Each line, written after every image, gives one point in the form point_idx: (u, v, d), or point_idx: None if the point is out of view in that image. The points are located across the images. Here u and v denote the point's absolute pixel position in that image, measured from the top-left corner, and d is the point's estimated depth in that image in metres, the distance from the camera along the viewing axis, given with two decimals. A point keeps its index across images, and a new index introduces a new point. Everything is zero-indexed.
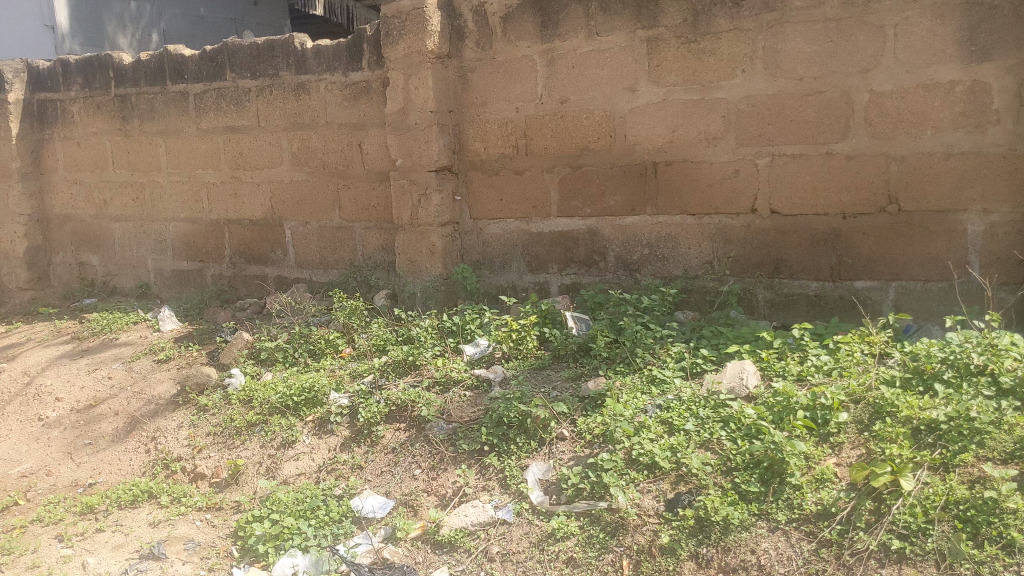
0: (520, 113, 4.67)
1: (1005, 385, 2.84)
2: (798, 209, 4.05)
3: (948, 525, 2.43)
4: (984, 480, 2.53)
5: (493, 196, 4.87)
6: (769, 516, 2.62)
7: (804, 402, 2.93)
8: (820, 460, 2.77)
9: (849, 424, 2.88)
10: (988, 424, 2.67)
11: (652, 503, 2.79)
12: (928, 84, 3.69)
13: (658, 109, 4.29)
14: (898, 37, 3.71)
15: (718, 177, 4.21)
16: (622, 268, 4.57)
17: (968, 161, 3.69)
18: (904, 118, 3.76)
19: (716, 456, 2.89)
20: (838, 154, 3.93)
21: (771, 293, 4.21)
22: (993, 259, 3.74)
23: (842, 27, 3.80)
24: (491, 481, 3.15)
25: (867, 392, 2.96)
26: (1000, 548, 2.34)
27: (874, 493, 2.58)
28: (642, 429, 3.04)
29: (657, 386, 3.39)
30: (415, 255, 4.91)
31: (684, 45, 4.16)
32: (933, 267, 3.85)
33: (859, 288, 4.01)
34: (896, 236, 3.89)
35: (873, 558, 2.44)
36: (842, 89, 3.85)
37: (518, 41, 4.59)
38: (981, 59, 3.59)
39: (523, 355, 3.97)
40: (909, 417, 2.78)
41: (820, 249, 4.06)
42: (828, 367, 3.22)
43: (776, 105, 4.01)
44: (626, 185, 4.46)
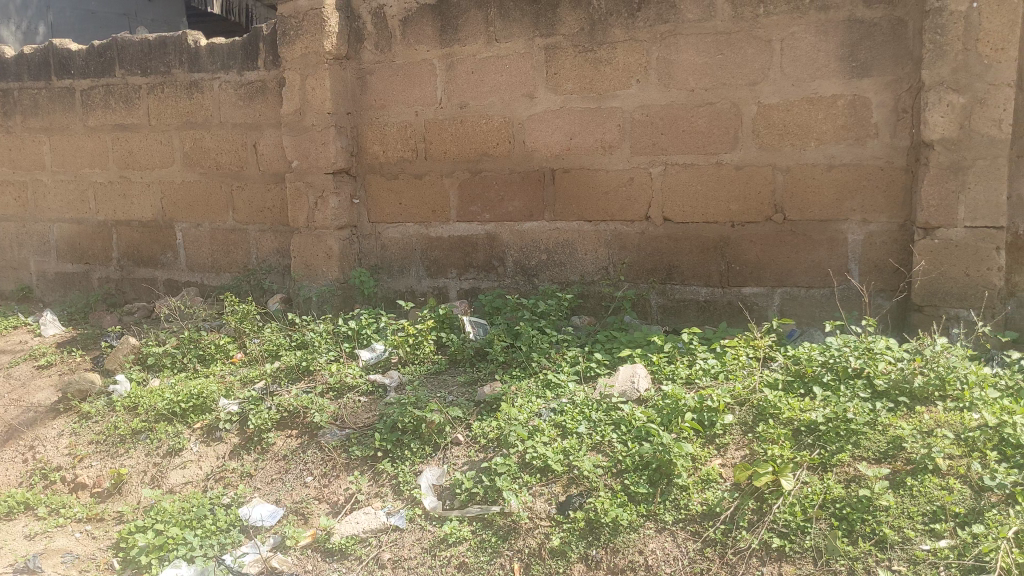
0: (418, 117, 4.65)
1: (879, 387, 2.97)
2: (690, 217, 4.16)
3: (825, 523, 2.52)
4: (859, 479, 2.63)
5: (391, 200, 4.84)
6: (656, 517, 2.68)
7: (691, 404, 2.99)
8: (706, 461, 2.84)
9: (733, 426, 2.96)
10: (864, 425, 2.78)
11: (544, 506, 2.81)
12: (812, 97, 3.83)
13: (555, 117, 4.34)
14: (784, 51, 3.83)
15: (614, 185, 4.28)
16: (520, 273, 4.60)
17: (849, 172, 3.83)
18: (790, 130, 3.89)
19: (607, 458, 2.93)
20: (728, 163, 4.04)
21: (664, 299, 4.30)
22: (872, 267, 3.88)
23: (731, 41, 3.91)
24: (384, 487, 3.13)
25: (751, 395, 3.05)
26: (874, 544, 2.44)
27: (756, 492, 2.65)
28: (535, 433, 3.05)
29: (552, 390, 3.42)
30: (311, 258, 4.84)
31: (580, 54, 4.21)
32: (816, 274, 3.99)
33: (747, 294, 4.14)
34: (782, 244, 4.03)
35: (755, 557, 2.51)
36: (731, 101, 3.97)
37: (417, 44, 4.58)
38: (861, 75, 3.73)
39: (419, 360, 3.95)
40: (791, 419, 2.87)
41: (710, 256, 4.17)
42: (714, 370, 3.31)
43: (669, 115, 4.09)
44: (524, 191, 4.49)
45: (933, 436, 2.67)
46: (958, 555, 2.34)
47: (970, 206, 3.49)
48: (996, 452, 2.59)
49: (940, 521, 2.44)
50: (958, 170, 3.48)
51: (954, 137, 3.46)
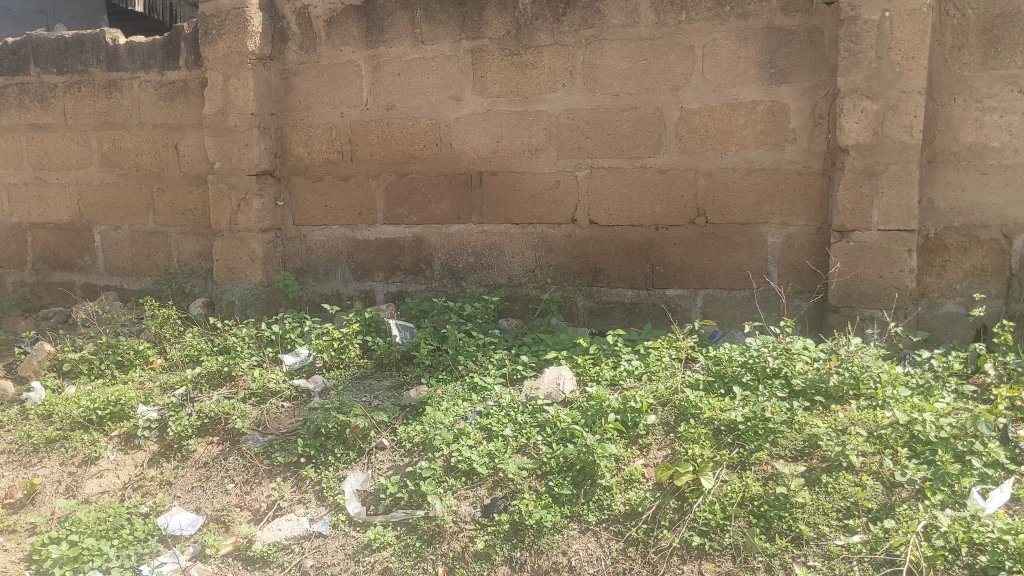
0: (344, 118, 4.61)
1: (796, 387, 3.04)
2: (615, 220, 4.20)
3: (743, 521, 2.56)
4: (776, 477, 2.69)
5: (316, 202, 4.78)
6: (580, 518, 2.69)
7: (615, 405, 3.03)
8: (629, 461, 2.86)
9: (656, 426, 3.00)
10: (781, 424, 2.84)
11: (468, 510, 2.81)
12: (732, 103, 3.91)
13: (481, 119, 4.34)
14: (705, 58, 3.90)
15: (540, 188, 4.30)
16: (447, 276, 4.59)
17: (768, 177, 3.91)
18: (711, 135, 3.96)
19: (532, 460, 2.94)
20: (652, 167, 4.09)
21: (590, 301, 4.34)
22: (791, 269, 3.97)
23: (654, 46, 3.97)
24: (308, 493, 3.09)
25: (674, 395, 3.10)
26: (790, 540, 2.49)
27: (677, 492, 2.69)
28: (461, 437, 3.05)
29: (478, 393, 3.42)
30: (234, 262, 4.76)
31: (506, 57, 4.23)
32: (737, 276, 4.06)
33: (671, 296, 4.20)
34: (705, 247, 4.10)
35: (676, 555, 2.54)
36: (655, 105, 4.02)
37: (342, 46, 4.54)
38: (779, 82, 3.82)
39: (345, 364, 3.91)
40: (711, 419, 2.92)
41: (635, 258, 4.22)
42: (638, 372, 3.35)
43: (594, 119, 4.13)
44: (451, 193, 4.48)
45: (848, 434, 2.74)
46: (870, 550, 2.40)
47: (883, 210, 3.59)
48: (906, 449, 2.68)
49: (853, 516, 2.51)
50: (872, 174, 3.58)
51: (868, 142, 3.56)
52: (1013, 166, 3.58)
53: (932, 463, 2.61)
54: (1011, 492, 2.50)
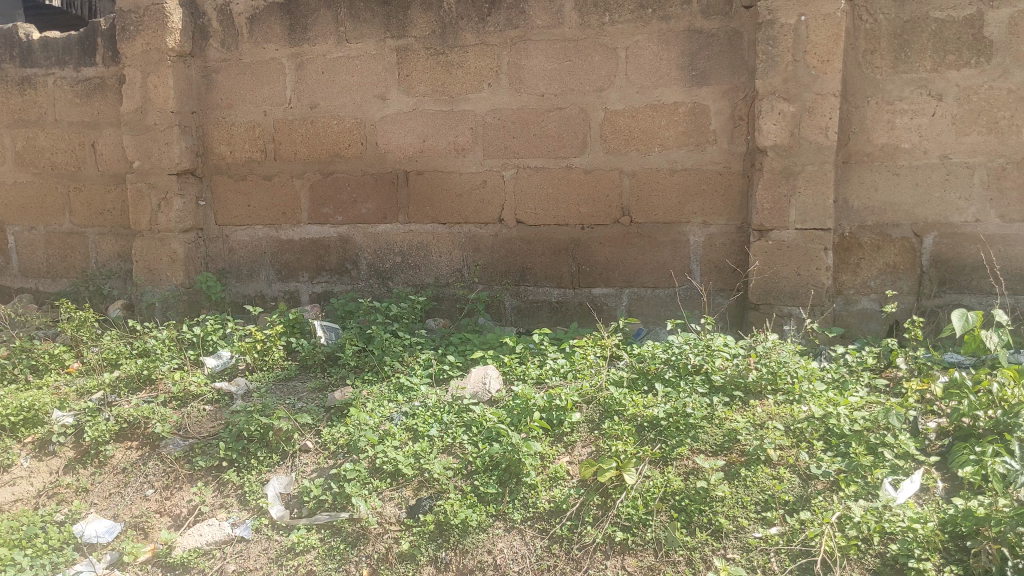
0: (267, 117, 4.55)
1: (716, 382, 3.10)
2: (542, 219, 4.22)
3: (665, 515, 2.61)
4: (697, 471, 2.73)
5: (239, 202, 4.71)
6: (505, 516, 2.71)
7: (540, 403, 3.05)
8: (554, 459, 2.88)
9: (580, 423, 3.03)
10: (701, 419, 2.89)
11: (394, 511, 2.80)
12: (655, 104, 3.96)
13: (407, 119, 4.32)
14: (628, 59, 3.95)
15: (467, 188, 4.30)
16: (374, 276, 4.55)
17: (690, 177, 3.98)
18: (635, 135, 4.01)
19: (458, 459, 2.94)
20: (577, 168, 4.13)
21: (517, 300, 4.36)
22: (712, 267, 4.04)
23: (579, 47, 4.00)
24: (229, 497, 3.04)
25: (598, 393, 3.13)
26: (710, 533, 2.53)
27: (601, 488, 2.72)
28: (386, 437, 3.03)
29: (403, 394, 3.40)
30: (154, 262, 4.66)
31: (432, 56, 4.22)
32: (661, 275, 4.12)
33: (597, 295, 4.24)
34: (629, 246, 4.14)
35: (599, 551, 2.57)
36: (580, 106, 4.06)
37: (265, 43, 4.48)
38: (700, 83, 3.88)
39: (268, 366, 3.87)
40: (634, 415, 2.96)
41: (562, 258, 4.25)
42: (564, 370, 3.37)
43: (520, 119, 4.15)
44: (377, 193, 4.45)
45: (765, 428, 2.80)
46: (787, 541, 2.46)
47: (800, 209, 3.68)
48: (821, 442, 2.76)
49: (770, 509, 2.57)
50: (789, 174, 3.67)
51: (785, 143, 3.64)
52: (923, 167, 3.70)
53: (845, 455, 2.69)
54: (921, 481, 2.59)
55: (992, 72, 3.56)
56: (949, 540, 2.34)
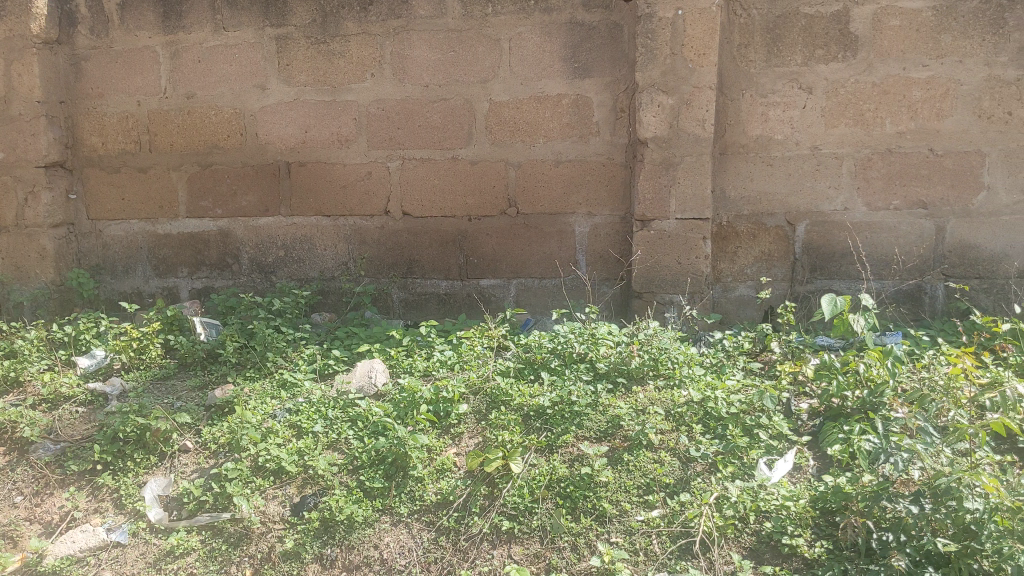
0: (141, 107, 4.38)
1: (600, 369, 3.15)
2: (427, 211, 4.21)
3: (551, 503, 2.63)
4: (581, 458, 2.77)
5: (112, 195, 4.53)
6: (391, 511, 2.69)
7: (427, 396, 3.03)
8: (441, 451, 2.87)
9: (467, 415, 3.02)
10: (586, 406, 2.94)
11: (277, 509, 2.75)
12: (539, 96, 3.99)
13: (288, 109, 4.23)
14: (512, 51, 3.96)
15: (351, 179, 4.24)
16: (256, 270, 4.45)
17: (574, 168, 4.03)
18: (519, 126, 4.03)
19: (343, 455, 2.91)
20: (462, 159, 4.12)
21: (404, 293, 4.33)
22: (597, 258, 4.11)
23: (462, 38, 3.99)
24: (105, 501, 2.93)
25: (485, 383, 3.12)
26: (594, 519, 2.57)
27: (488, 478, 2.72)
28: (269, 435, 2.96)
29: (287, 390, 3.34)
30: (21, 259, 4.44)
31: (312, 46, 4.14)
32: (547, 266, 4.17)
33: (484, 286, 4.26)
34: (515, 237, 4.17)
35: (486, 541, 2.58)
36: (464, 97, 4.05)
37: (138, 30, 4.31)
38: (583, 76, 3.93)
39: (146, 365, 3.72)
40: (521, 405, 2.98)
41: (448, 250, 4.24)
42: (451, 362, 3.35)
43: (404, 110, 4.12)
44: (258, 185, 4.35)
45: (647, 413, 2.87)
46: (668, 523, 2.52)
47: (680, 200, 3.77)
48: (700, 425, 2.84)
49: (652, 492, 2.63)
50: (669, 166, 3.75)
51: (665, 135, 3.72)
52: (795, 157, 3.84)
53: (723, 437, 2.78)
54: (793, 461, 2.72)
55: (858, 66, 3.71)
56: (819, 515, 2.45)
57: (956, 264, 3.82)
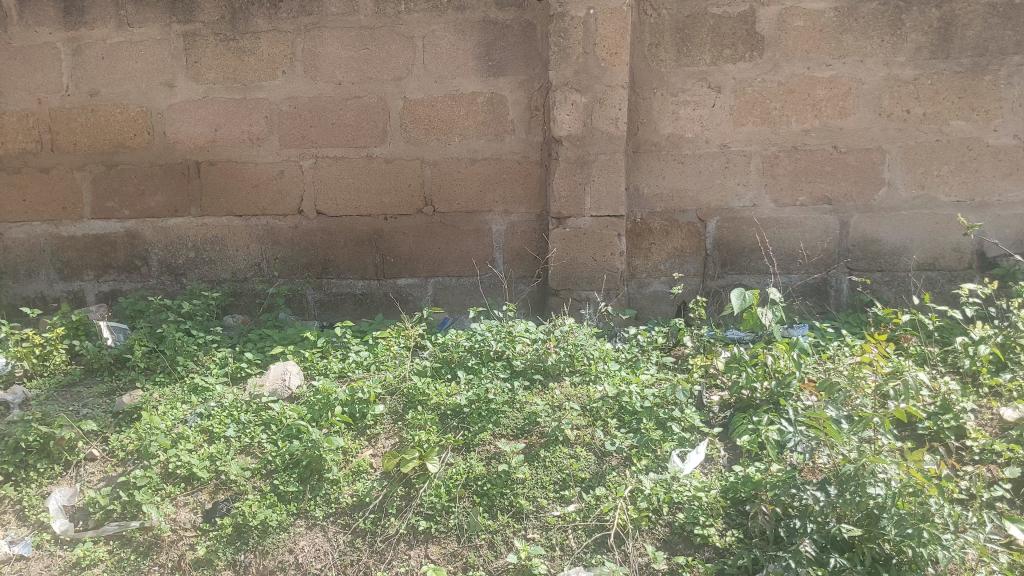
0: (42, 104, 4.23)
1: (517, 367, 3.16)
2: (342, 210, 4.16)
3: (468, 501, 2.63)
4: (499, 455, 2.77)
5: (12, 197, 4.36)
6: (307, 514, 2.65)
7: (343, 398, 2.99)
8: (357, 453, 2.85)
9: (384, 415, 3.00)
10: (503, 404, 2.95)
11: (188, 516, 2.69)
12: (453, 94, 3.98)
13: (197, 108, 4.14)
14: (425, 49, 3.95)
15: (263, 178, 4.17)
16: (166, 273, 4.34)
17: (490, 167, 4.04)
18: (434, 125, 4.02)
19: (257, 460, 2.86)
20: (377, 157, 4.09)
21: (320, 293, 4.28)
22: (514, 255, 4.14)
23: (375, 36, 3.96)
24: (6, 514, 2.80)
25: (401, 383, 3.10)
26: (511, 516, 2.58)
27: (404, 479, 2.71)
28: (179, 441, 2.90)
29: (198, 395, 3.27)
30: None
31: (221, 43, 4.06)
32: (464, 264, 4.17)
33: (401, 286, 4.24)
34: (432, 236, 4.16)
35: (403, 542, 2.56)
36: (378, 95, 4.01)
37: (37, 26, 4.15)
38: (497, 74, 3.94)
39: (49, 373, 3.62)
40: (438, 404, 2.97)
41: (364, 249, 4.21)
42: (366, 363, 3.32)
43: (317, 108, 4.06)
44: (167, 185, 4.24)
45: (563, 410, 2.89)
46: (583, 518, 2.54)
47: (595, 197, 3.80)
48: (615, 419, 2.87)
49: (568, 487, 2.65)
50: (583, 163, 3.78)
51: (579, 133, 3.75)
52: (705, 155, 3.91)
53: (637, 431, 2.82)
54: (706, 452, 2.77)
55: (764, 66, 3.80)
56: (730, 505, 2.51)
57: (860, 258, 3.95)
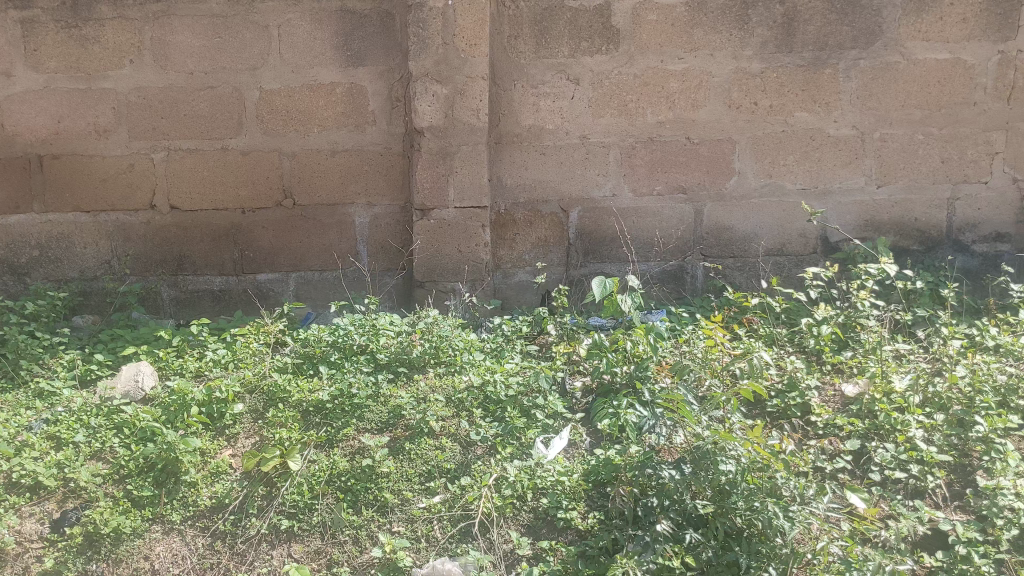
0: None
1: (380, 361, 3.13)
2: (198, 205, 4.03)
3: (331, 498, 2.60)
4: (362, 451, 2.75)
5: None
6: (163, 519, 2.57)
7: (199, 398, 2.89)
8: (216, 454, 2.77)
9: (244, 414, 2.92)
10: (366, 398, 2.91)
11: (34, 527, 2.55)
12: (311, 84, 3.90)
13: (38, 98, 3.91)
14: (281, 38, 3.85)
15: (112, 172, 3.99)
16: (7, 272, 4.10)
17: (351, 158, 3.98)
18: (292, 116, 3.93)
19: (108, 465, 2.73)
20: (233, 150, 3.97)
21: (176, 291, 4.13)
22: (378, 248, 4.10)
23: (227, 24, 3.84)
24: None
25: (261, 380, 3.01)
26: (375, 510, 2.57)
27: (265, 477, 2.66)
28: (23, 449, 2.75)
29: (44, 400, 3.11)
30: None
31: (62, 30, 3.84)
32: (327, 257, 4.11)
33: (261, 281, 4.13)
34: (293, 230, 4.08)
35: (265, 542, 2.52)
36: (232, 85, 3.89)
37: None
38: (356, 64, 3.89)
39: None
40: (299, 401, 2.91)
41: (222, 244, 4.09)
42: (224, 361, 3.22)
43: (168, 99, 3.91)
44: (6, 179, 4.00)
45: (428, 402, 2.88)
46: (448, 508, 2.55)
47: (458, 188, 3.80)
48: (480, 409, 2.89)
49: (433, 479, 2.65)
50: (446, 155, 3.77)
51: (440, 124, 3.74)
52: (565, 146, 3.97)
53: (502, 420, 2.85)
54: (569, 437, 2.81)
55: (620, 58, 3.88)
56: (592, 487, 2.57)
57: (713, 245, 4.09)
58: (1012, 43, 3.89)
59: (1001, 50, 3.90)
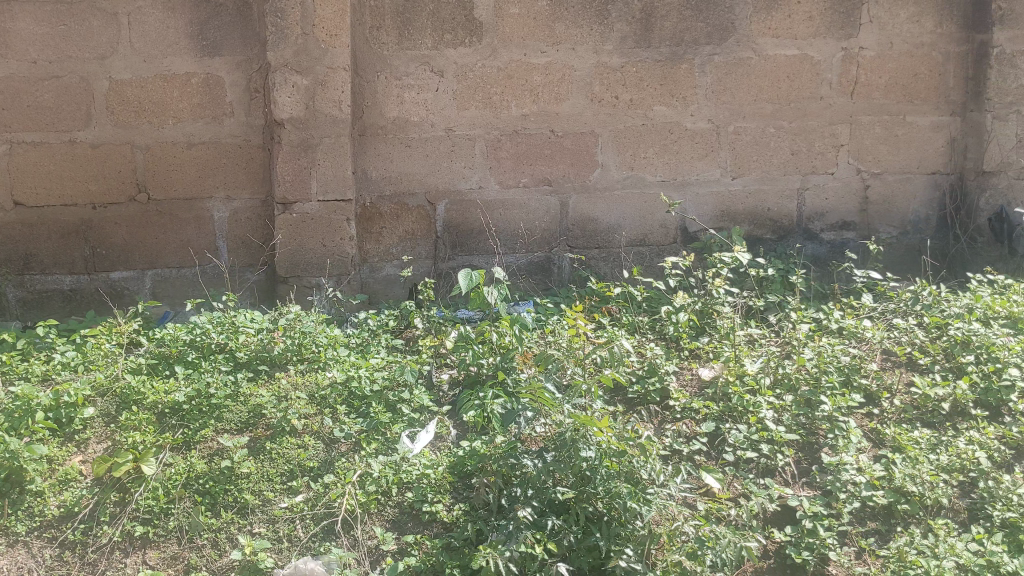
0: None
1: (241, 359, 3.05)
2: (44, 200, 3.83)
3: (189, 501, 2.52)
4: (221, 452, 2.67)
5: None
6: (7, 531, 2.43)
7: (46, 402, 2.75)
8: (64, 461, 2.64)
9: (95, 418, 2.79)
10: (225, 398, 2.83)
11: None
12: (165, 74, 3.77)
13: None
14: (131, 26, 3.70)
15: None
16: None
17: (208, 151, 3.86)
18: (145, 107, 3.78)
19: None
20: (82, 142, 3.79)
21: (22, 292, 3.91)
22: (239, 243, 3.99)
23: (73, 11, 3.66)
24: None
25: (113, 383, 2.88)
26: (235, 512, 2.51)
27: (117, 483, 2.55)
28: None
29: None
30: None
31: None
32: (185, 253, 3.97)
33: (114, 279, 3.95)
34: (148, 225, 3.92)
35: (117, 550, 2.42)
36: (80, 75, 3.72)
37: None
38: (211, 54, 3.77)
39: None
40: (155, 403, 2.80)
41: (72, 242, 3.90)
42: (74, 363, 3.07)
43: (9, 89, 3.70)
44: None
45: (289, 399, 2.84)
46: (310, 506, 2.52)
47: (321, 181, 3.74)
48: (344, 405, 2.85)
49: (295, 478, 2.61)
50: (307, 147, 3.70)
51: (301, 116, 3.67)
52: (430, 139, 3.95)
53: (367, 415, 2.82)
54: (435, 431, 2.82)
55: (483, 51, 3.89)
56: (457, 479, 2.58)
57: (578, 237, 4.15)
58: (854, 40, 4.09)
59: (844, 46, 4.09)
